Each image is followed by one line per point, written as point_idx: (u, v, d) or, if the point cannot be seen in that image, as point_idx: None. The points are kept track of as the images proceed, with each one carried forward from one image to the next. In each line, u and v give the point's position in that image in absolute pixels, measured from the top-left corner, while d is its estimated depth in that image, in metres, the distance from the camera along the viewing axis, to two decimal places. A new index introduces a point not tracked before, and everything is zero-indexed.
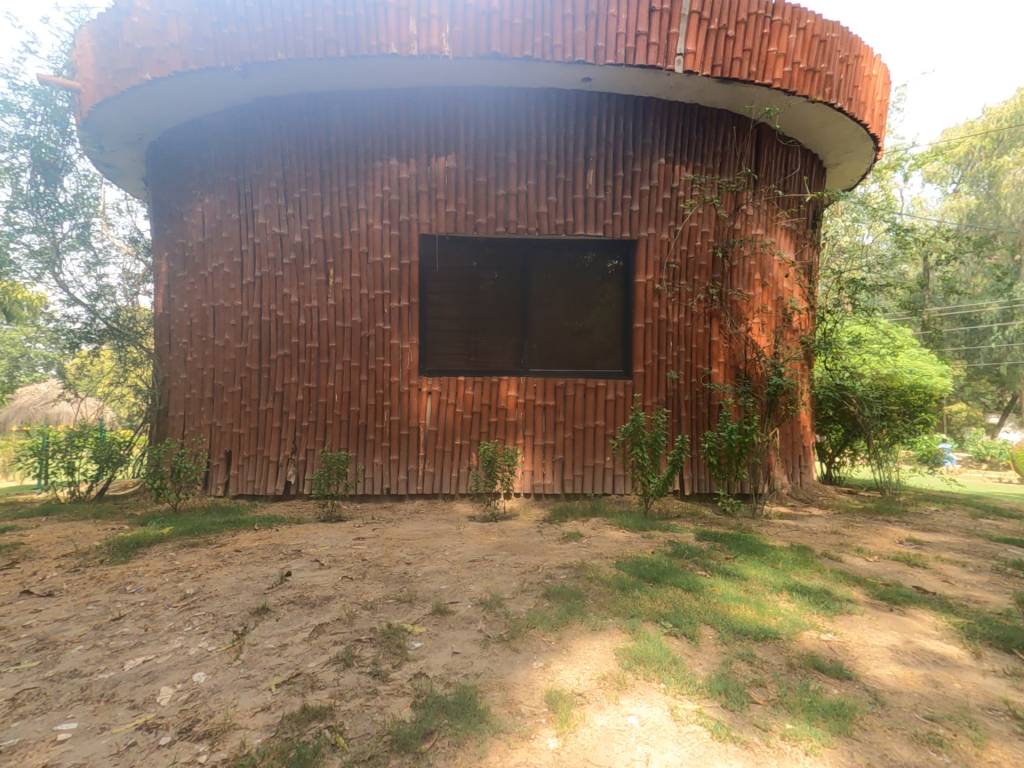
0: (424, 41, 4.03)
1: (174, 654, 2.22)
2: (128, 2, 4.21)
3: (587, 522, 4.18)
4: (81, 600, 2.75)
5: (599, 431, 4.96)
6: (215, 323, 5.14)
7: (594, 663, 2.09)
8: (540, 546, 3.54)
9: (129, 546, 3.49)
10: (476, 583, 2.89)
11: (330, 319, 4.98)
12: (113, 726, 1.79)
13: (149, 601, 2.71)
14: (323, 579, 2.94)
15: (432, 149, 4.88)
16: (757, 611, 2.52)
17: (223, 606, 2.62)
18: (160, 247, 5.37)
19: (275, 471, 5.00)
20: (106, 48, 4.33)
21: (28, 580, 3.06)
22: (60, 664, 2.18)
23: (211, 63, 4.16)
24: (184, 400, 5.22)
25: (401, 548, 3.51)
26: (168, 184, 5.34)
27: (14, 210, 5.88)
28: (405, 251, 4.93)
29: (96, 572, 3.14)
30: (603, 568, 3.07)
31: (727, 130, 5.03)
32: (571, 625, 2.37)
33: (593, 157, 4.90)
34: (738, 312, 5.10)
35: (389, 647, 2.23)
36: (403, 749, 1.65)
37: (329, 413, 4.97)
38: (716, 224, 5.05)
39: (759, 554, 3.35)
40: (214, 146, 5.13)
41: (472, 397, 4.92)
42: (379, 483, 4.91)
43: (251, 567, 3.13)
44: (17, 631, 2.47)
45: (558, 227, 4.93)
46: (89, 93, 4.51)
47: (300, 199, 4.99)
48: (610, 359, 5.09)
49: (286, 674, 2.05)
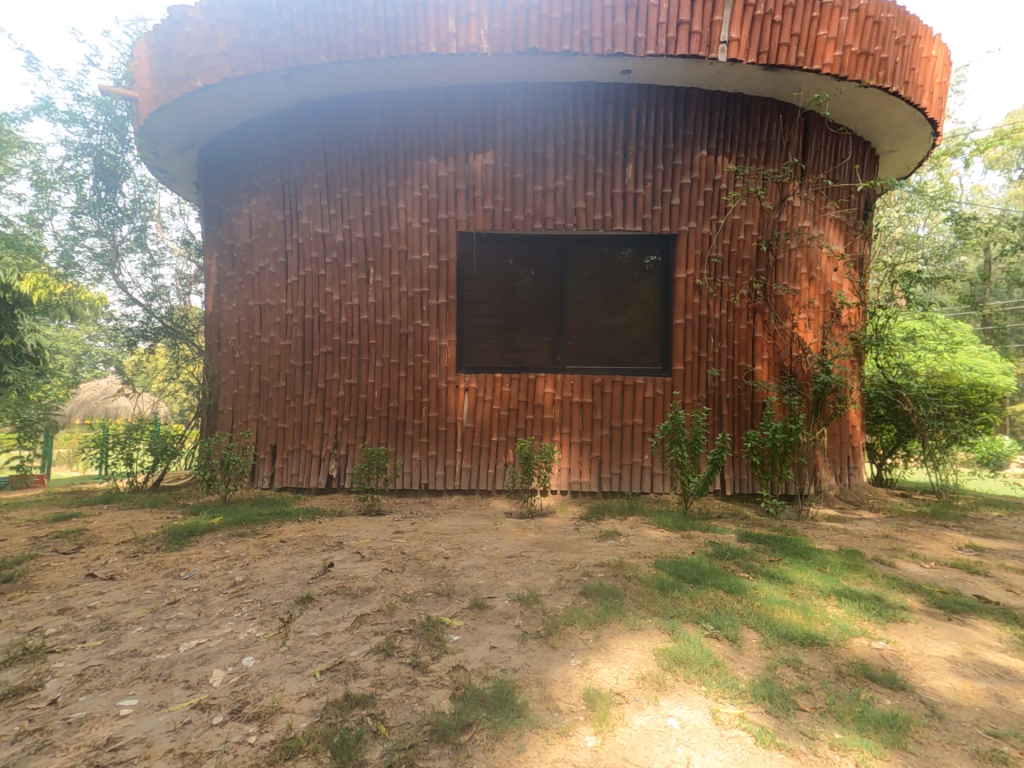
0: (463, 39, 4.05)
1: (225, 638, 2.32)
2: (181, 13, 4.39)
3: (625, 520, 4.15)
4: (140, 584, 2.90)
5: (637, 429, 4.90)
6: (262, 320, 5.31)
7: (633, 663, 2.07)
8: (576, 544, 3.53)
9: (183, 534, 3.66)
10: (514, 578, 2.91)
11: (371, 317, 5.09)
12: (170, 705, 1.88)
13: (202, 586, 2.84)
14: (364, 570, 3.02)
15: (471, 148, 4.91)
16: (803, 615, 2.44)
17: (270, 594, 2.72)
18: (210, 247, 5.58)
19: (318, 465, 5.14)
20: (162, 57, 4.52)
21: (92, 564, 3.24)
22: (122, 643, 2.30)
23: (258, 68, 4.29)
24: (232, 396, 5.42)
25: (439, 542, 3.57)
26: (218, 187, 5.54)
27: (78, 216, 6.25)
28: (443, 248, 4.99)
29: (154, 558, 3.30)
30: (641, 566, 3.03)
31: (772, 119, 4.88)
32: (610, 623, 2.36)
33: (632, 150, 4.82)
34: (783, 308, 4.94)
35: (428, 638, 2.28)
36: (442, 739, 1.68)
37: (370, 408, 5.08)
38: (761, 217, 4.90)
39: (805, 556, 3.25)
40: (261, 148, 5.29)
41: (509, 394, 4.95)
42: (417, 478, 5.00)
43: (296, 557, 3.24)
44: (83, 611, 2.62)
45: (596, 222, 4.87)
46: (146, 101, 4.72)
47: (342, 198, 5.10)
48: (647, 356, 5.02)
49: (330, 661, 2.12)
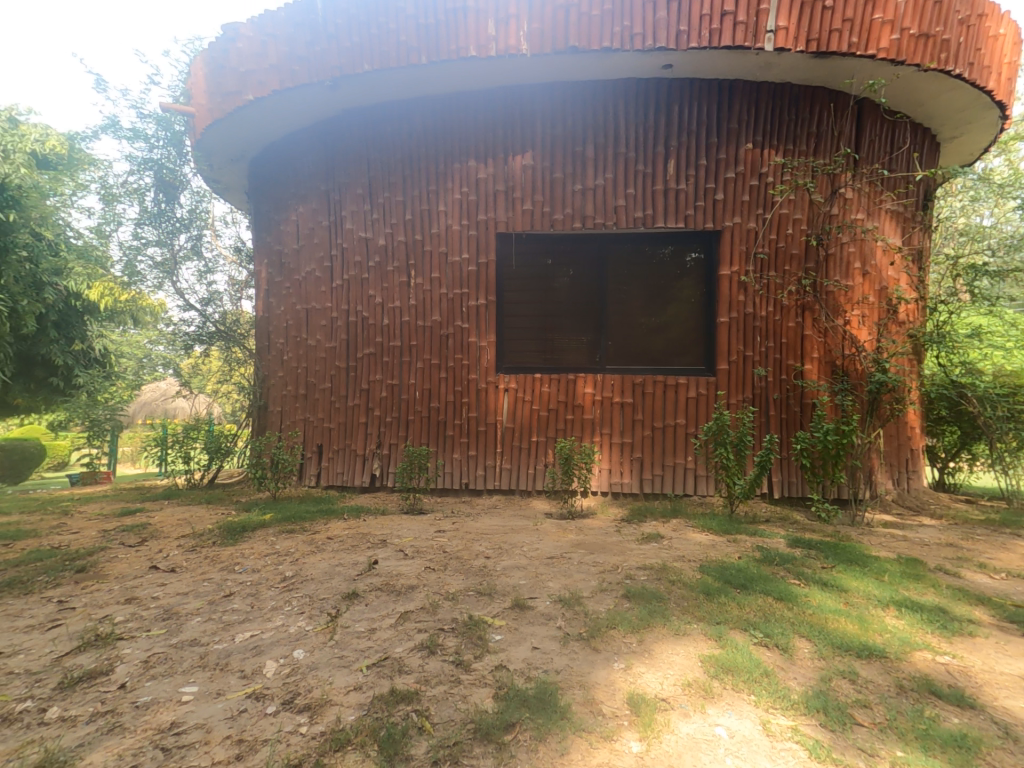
0: (503, 41, 4.07)
1: (277, 631, 2.40)
2: (234, 30, 4.59)
3: (668, 522, 4.08)
4: (199, 577, 3.05)
5: (680, 429, 4.80)
6: (308, 324, 5.48)
7: (678, 669, 2.03)
8: (618, 546, 3.49)
9: (237, 530, 3.82)
10: (555, 579, 2.90)
11: (412, 319, 5.17)
12: (228, 693, 1.96)
13: (255, 580, 2.96)
14: (407, 568, 3.07)
15: (510, 149, 4.92)
16: (860, 626, 2.34)
17: (318, 589, 2.80)
18: (260, 254, 5.80)
19: (362, 464, 5.27)
20: (216, 74, 4.73)
21: (155, 557, 3.43)
22: (183, 632, 2.42)
23: (305, 79, 4.43)
24: (281, 397, 5.62)
25: (480, 541, 3.59)
26: (267, 195, 5.75)
27: (141, 227, 6.63)
28: (483, 250, 5.02)
29: (211, 552, 3.46)
30: (685, 570, 2.97)
31: (823, 108, 4.70)
32: (653, 627, 2.32)
33: (674, 145, 4.74)
34: (834, 304, 4.74)
35: (470, 637, 2.30)
36: (486, 738, 1.69)
37: (411, 408, 5.17)
38: (810, 210, 4.72)
39: (861, 564, 3.11)
40: (307, 157, 5.46)
41: (548, 394, 4.94)
42: (458, 478, 5.06)
43: (342, 554, 3.33)
44: (148, 600, 2.77)
45: (636, 221, 4.80)
46: (202, 116, 4.95)
47: (384, 203, 5.21)
48: (690, 355, 4.92)
49: (376, 656, 2.16)
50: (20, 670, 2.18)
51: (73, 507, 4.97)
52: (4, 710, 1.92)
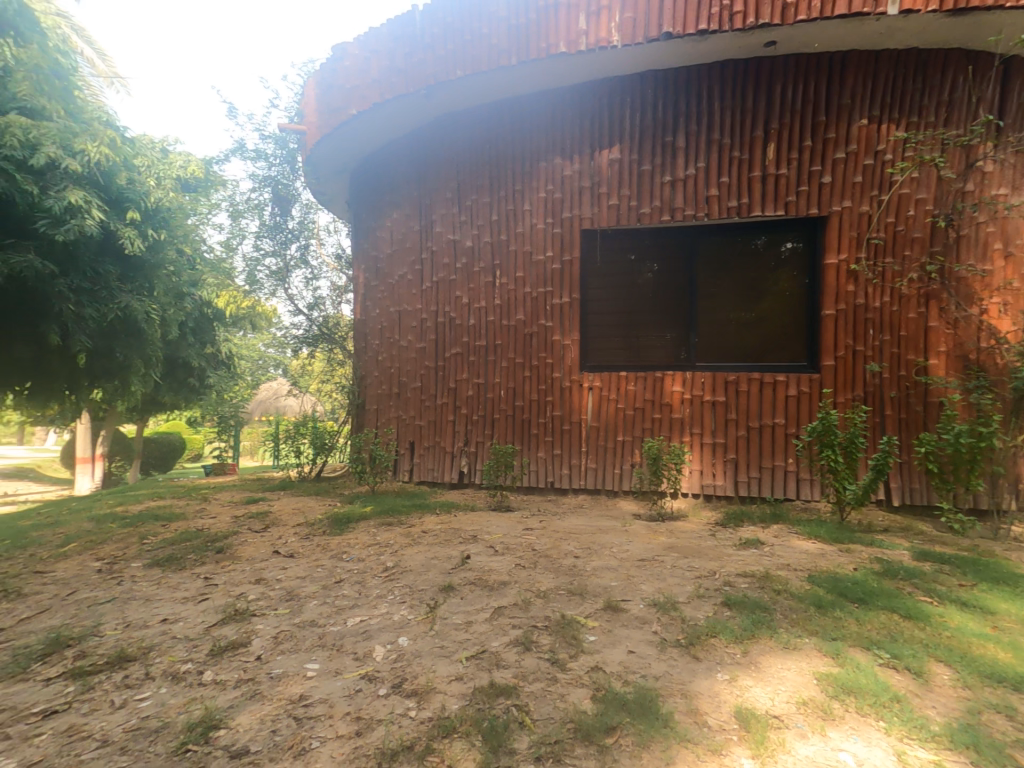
0: (594, 34, 4.01)
1: (383, 618, 2.53)
2: (341, 50, 4.89)
3: (769, 528, 3.84)
4: (313, 563, 3.28)
5: (778, 430, 4.48)
6: (400, 325, 5.72)
7: (791, 685, 1.90)
8: (715, 551, 3.34)
9: (343, 520, 4.07)
10: (648, 582, 2.83)
11: (497, 319, 5.25)
12: (344, 672, 2.09)
13: (361, 569, 3.14)
14: (498, 564, 3.12)
15: (598, 143, 4.85)
16: (1011, 654, 2.07)
17: (416, 581, 2.92)
18: (358, 260, 6.14)
19: (451, 461, 5.43)
20: (325, 92, 5.06)
21: (275, 542, 3.74)
22: (303, 613, 2.62)
23: (403, 90, 4.62)
24: (376, 395, 5.91)
25: (569, 541, 3.57)
26: (364, 204, 6.07)
27: (260, 240, 7.36)
28: (568, 247, 4.99)
29: (322, 540, 3.72)
30: (792, 580, 2.78)
31: (956, 73, 4.21)
32: (760, 639, 2.20)
33: (775, 128, 4.45)
34: (968, 292, 4.22)
35: (565, 636, 2.29)
36: (588, 739, 1.68)
37: (496, 407, 5.25)
38: (939, 188, 4.25)
39: (1006, 583, 2.75)
40: (402, 165, 5.69)
41: (635, 392, 4.82)
42: (543, 476, 5.08)
43: (437, 548, 3.44)
44: (272, 582, 3.02)
45: (731, 210, 4.56)
46: (311, 132, 5.32)
47: (472, 205, 5.33)
48: (788, 352, 4.62)
49: (474, 648, 2.22)
50: (180, 636, 2.46)
51: (209, 494, 5.56)
52: (172, 669, 2.19)
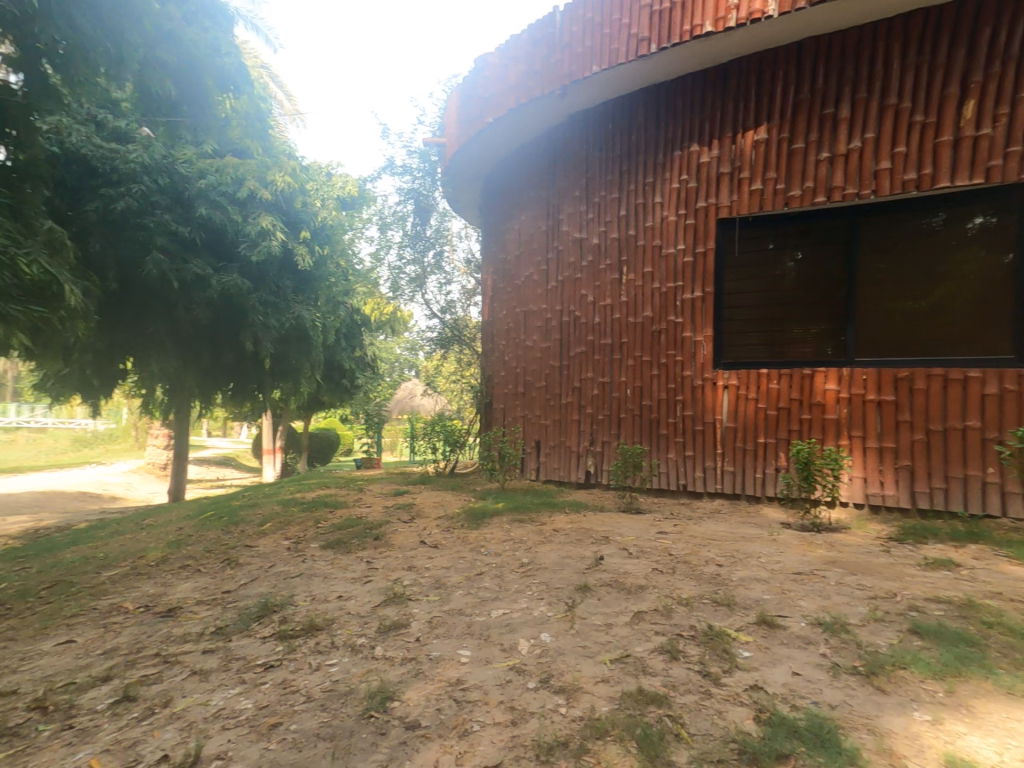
0: (747, 7, 3.72)
1: (524, 612, 2.52)
2: (482, 61, 5.13)
3: (961, 548, 3.24)
4: (455, 554, 3.39)
5: (971, 434, 3.75)
6: (525, 325, 5.78)
7: (1021, 738, 1.54)
8: (893, 570, 2.89)
9: (479, 515, 4.19)
10: (807, 599, 2.51)
11: (623, 316, 5.08)
12: (495, 662, 2.10)
13: (499, 563, 3.18)
14: (634, 568, 2.97)
15: (742, 125, 4.50)
16: None
17: (553, 578, 2.88)
18: (487, 264, 6.33)
19: (577, 461, 5.35)
20: (465, 103, 5.34)
21: (421, 532, 3.94)
22: (452, 601, 2.70)
23: (538, 93, 4.69)
24: (502, 394, 6.04)
25: (709, 548, 3.32)
26: (495, 208, 6.25)
27: (402, 249, 7.90)
28: (702, 238, 4.67)
29: (461, 533, 3.85)
30: (1005, 612, 2.30)
31: None
32: (968, 678, 1.83)
33: (972, 83, 3.75)
34: None
35: (714, 649, 2.10)
36: (757, 765, 1.50)
37: (623, 407, 5.08)
38: None
39: None
40: (532, 167, 5.77)
41: (779, 391, 4.37)
42: (675, 479, 4.81)
43: (570, 547, 3.38)
44: (421, 569, 3.17)
45: (907, 183, 3.91)
46: (451, 143, 5.64)
47: (600, 202, 5.22)
48: (976, 344, 3.89)
49: (617, 652, 2.11)
50: (355, 612, 2.66)
51: (364, 485, 6.09)
52: (352, 641, 2.37)
